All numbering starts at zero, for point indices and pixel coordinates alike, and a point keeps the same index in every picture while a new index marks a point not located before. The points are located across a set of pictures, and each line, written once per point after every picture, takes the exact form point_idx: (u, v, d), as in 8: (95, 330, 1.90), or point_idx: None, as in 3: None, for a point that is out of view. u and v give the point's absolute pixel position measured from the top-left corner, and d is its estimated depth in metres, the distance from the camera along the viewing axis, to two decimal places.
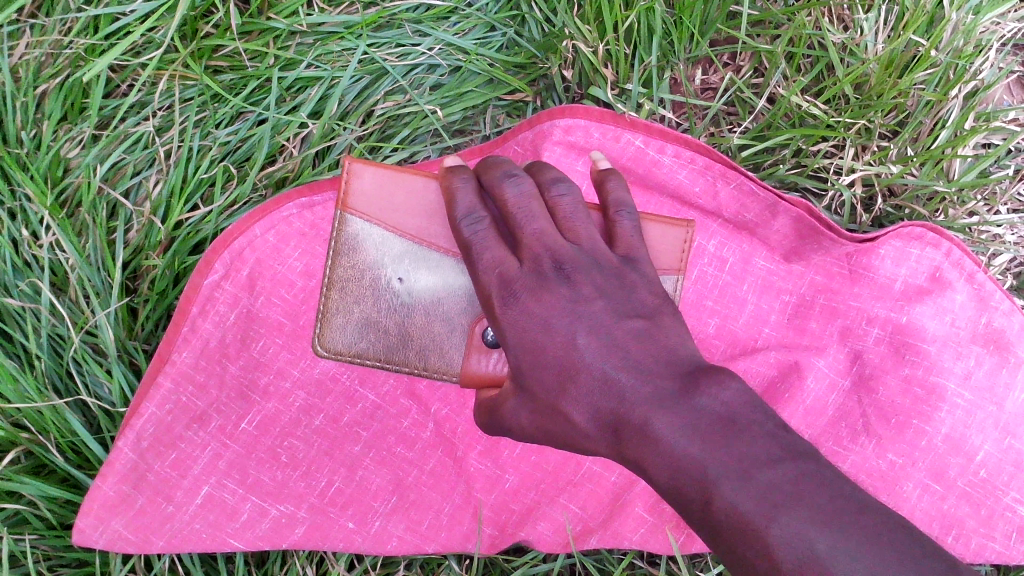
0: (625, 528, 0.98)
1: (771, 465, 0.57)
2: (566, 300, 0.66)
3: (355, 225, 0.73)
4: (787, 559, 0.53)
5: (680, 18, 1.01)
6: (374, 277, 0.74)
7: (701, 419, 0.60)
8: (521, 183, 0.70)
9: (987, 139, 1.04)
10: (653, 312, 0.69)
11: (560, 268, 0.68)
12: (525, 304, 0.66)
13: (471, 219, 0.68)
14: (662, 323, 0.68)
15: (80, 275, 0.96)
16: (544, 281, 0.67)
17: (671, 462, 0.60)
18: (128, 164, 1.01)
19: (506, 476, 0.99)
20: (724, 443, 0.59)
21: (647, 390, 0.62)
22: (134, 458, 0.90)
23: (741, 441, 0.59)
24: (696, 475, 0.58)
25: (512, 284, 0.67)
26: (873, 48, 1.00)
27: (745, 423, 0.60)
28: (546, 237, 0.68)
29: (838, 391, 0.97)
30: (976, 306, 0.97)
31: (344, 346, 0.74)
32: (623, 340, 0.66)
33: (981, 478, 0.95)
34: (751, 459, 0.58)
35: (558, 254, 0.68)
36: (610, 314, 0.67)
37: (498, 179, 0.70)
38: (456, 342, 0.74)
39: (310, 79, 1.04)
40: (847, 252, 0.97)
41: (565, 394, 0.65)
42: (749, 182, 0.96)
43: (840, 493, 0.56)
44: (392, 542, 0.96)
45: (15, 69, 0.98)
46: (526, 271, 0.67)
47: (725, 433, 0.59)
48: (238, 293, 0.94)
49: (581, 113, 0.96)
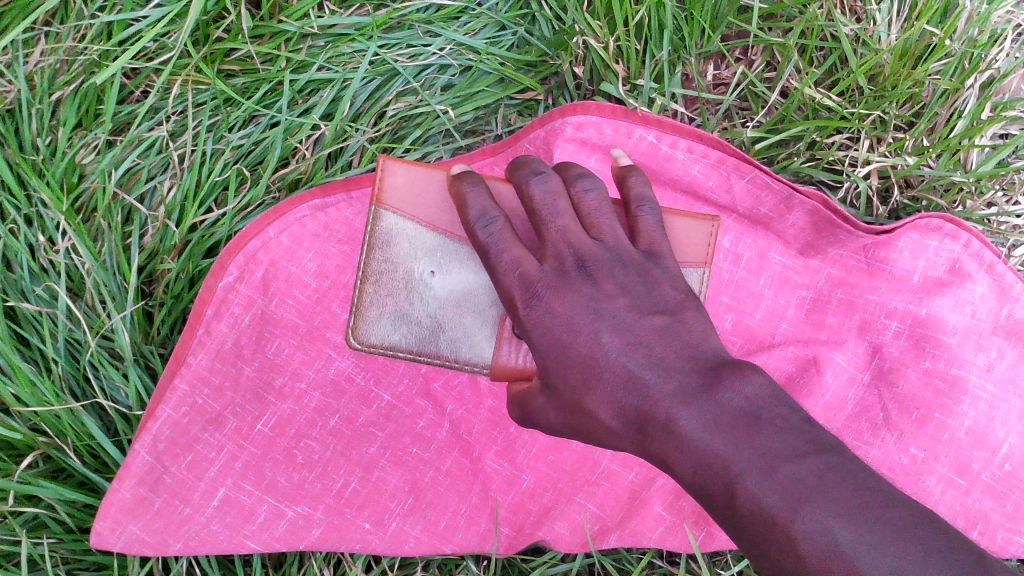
0: (644, 527, 0.97)
1: (795, 460, 0.57)
2: (587, 298, 0.66)
3: (388, 221, 0.73)
4: (810, 554, 0.53)
5: (692, 13, 1.00)
6: (407, 271, 0.73)
7: (725, 414, 0.60)
8: (548, 180, 0.69)
9: (1004, 129, 1.03)
10: (675, 308, 0.68)
11: (580, 267, 0.67)
12: (544, 306, 0.65)
13: (485, 221, 0.67)
14: (685, 319, 0.68)
15: (96, 279, 0.97)
16: (565, 278, 0.66)
17: (693, 461, 0.59)
18: (142, 170, 1.01)
19: (522, 476, 0.98)
20: (748, 437, 0.58)
21: (670, 387, 0.62)
22: (151, 461, 0.90)
23: (764, 435, 0.59)
24: (719, 470, 0.58)
25: (533, 284, 0.65)
26: (886, 39, 1.00)
27: (769, 418, 0.60)
28: (570, 234, 0.68)
29: (857, 385, 0.95)
30: (996, 298, 0.96)
31: (377, 339, 0.74)
32: (645, 336, 0.65)
33: (1006, 472, 0.94)
34: (775, 454, 0.57)
35: (581, 252, 0.67)
36: (632, 311, 0.66)
37: (526, 177, 0.69)
38: (487, 334, 0.74)
39: (322, 81, 1.05)
40: (864, 244, 0.95)
41: (589, 392, 0.64)
42: (764, 175, 0.94)
43: (865, 486, 0.56)
44: (409, 543, 0.95)
45: (30, 77, 0.99)
46: (547, 270, 0.66)
47: (748, 428, 0.59)
48: (254, 295, 0.94)
49: (593, 110, 0.96)
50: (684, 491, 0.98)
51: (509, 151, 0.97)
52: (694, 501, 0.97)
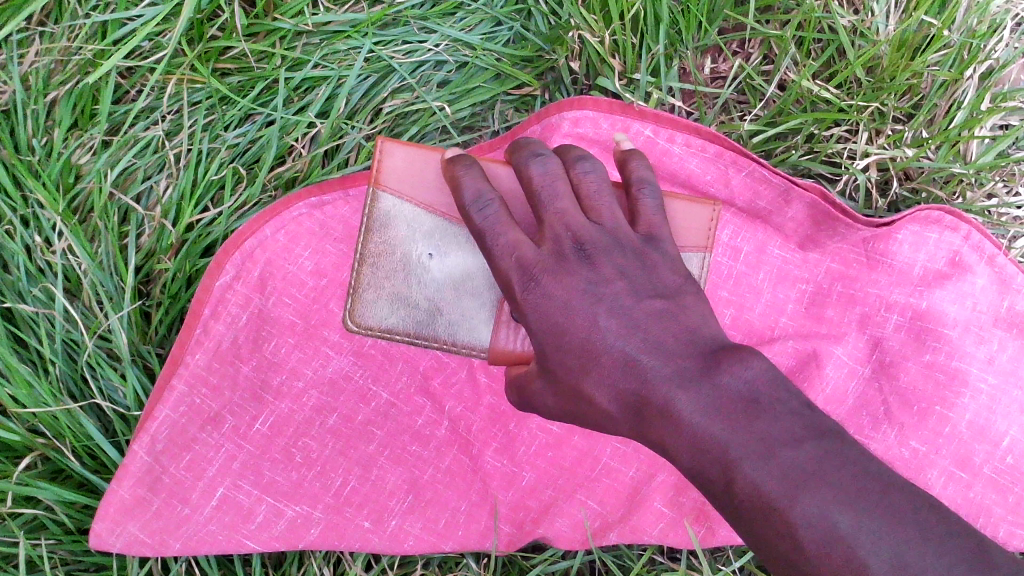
0: (645, 523, 0.97)
1: (793, 445, 0.57)
2: (585, 281, 0.65)
3: (386, 202, 0.72)
4: (806, 540, 0.54)
5: (688, 7, 1.00)
6: (405, 253, 0.73)
7: (723, 398, 0.59)
8: (547, 162, 0.69)
9: (1004, 119, 1.02)
10: (674, 292, 0.67)
11: (578, 251, 0.66)
12: (541, 290, 0.64)
13: (481, 204, 0.66)
14: (683, 303, 0.67)
15: (93, 280, 0.96)
16: (563, 261, 0.65)
17: (691, 445, 0.59)
18: (138, 169, 1.01)
19: (522, 473, 0.98)
20: (747, 421, 0.58)
21: (668, 371, 0.61)
22: (149, 461, 0.90)
23: (762, 420, 0.58)
24: (717, 454, 0.58)
25: (531, 268, 0.65)
26: (884, 30, 0.99)
27: (768, 403, 0.59)
28: (568, 217, 0.67)
29: (858, 378, 0.95)
30: (997, 290, 0.95)
31: (374, 322, 0.73)
32: (644, 321, 0.64)
33: (1008, 465, 0.93)
34: (773, 438, 0.57)
35: (579, 235, 0.67)
36: (630, 296, 0.65)
37: (525, 159, 0.69)
38: (485, 317, 0.73)
39: (318, 79, 1.04)
40: (863, 237, 0.95)
41: (586, 375, 0.63)
42: (762, 169, 0.94)
43: (867, 473, 0.55)
44: (409, 541, 0.95)
45: (24, 77, 0.99)
46: (545, 253, 0.66)
47: (747, 413, 0.58)
48: (250, 293, 0.93)
49: (589, 104, 0.95)
50: (684, 486, 0.98)
51: (506, 146, 0.96)
52: (694, 495, 0.97)
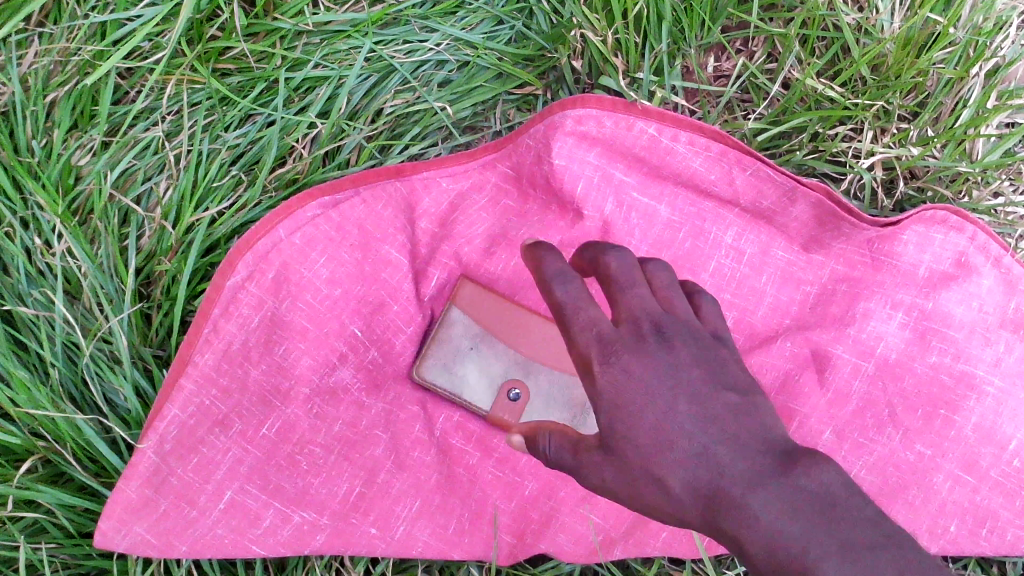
0: (647, 536, 0.96)
1: (874, 550, 0.50)
2: (666, 363, 0.59)
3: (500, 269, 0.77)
4: None
5: (691, 5, 0.99)
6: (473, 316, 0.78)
7: (802, 497, 0.52)
8: (627, 254, 0.68)
9: (1010, 118, 1.01)
10: (747, 390, 0.60)
11: (657, 333, 0.61)
12: (622, 365, 0.60)
13: (564, 280, 0.67)
14: (758, 401, 0.60)
15: (93, 282, 0.96)
16: (641, 341, 0.61)
17: (765, 537, 0.52)
18: (138, 171, 1.01)
19: (526, 483, 0.98)
20: (829, 522, 0.51)
21: (746, 462, 0.55)
22: (156, 461, 0.89)
23: (845, 519, 0.51)
24: (793, 556, 0.50)
25: (611, 344, 0.61)
26: (889, 28, 0.98)
27: (850, 503, 0.52)
28: (648, 302, 0.64)
29: (863, 376, 0.93)
30: (1004, 291, 0.94)
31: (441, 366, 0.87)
32: (721, 411, 0.58)
33: (1015, 468, 0.92)
34: (855, 543, 0.50)
35: (659, 319, 0.62)
36: (707, 384, 0.59)
37: (605, 248, 0.70)
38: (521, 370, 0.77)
39: (318, 79, 1.03)
40: (868, 237, 0.93)
41: (659, 458, 0.57)
42: (766, 168, 0.92)
43: None
44: (416, 548, 0.94)
45: (23, 78, 0.99)
46: (623, 331, 0.62)
47: (829, 511, 0.52)
48: (264, 296, 0.92)
49: (592, 103, 0.93)
50: None
51: (510, 147, 0.97)
52: None
